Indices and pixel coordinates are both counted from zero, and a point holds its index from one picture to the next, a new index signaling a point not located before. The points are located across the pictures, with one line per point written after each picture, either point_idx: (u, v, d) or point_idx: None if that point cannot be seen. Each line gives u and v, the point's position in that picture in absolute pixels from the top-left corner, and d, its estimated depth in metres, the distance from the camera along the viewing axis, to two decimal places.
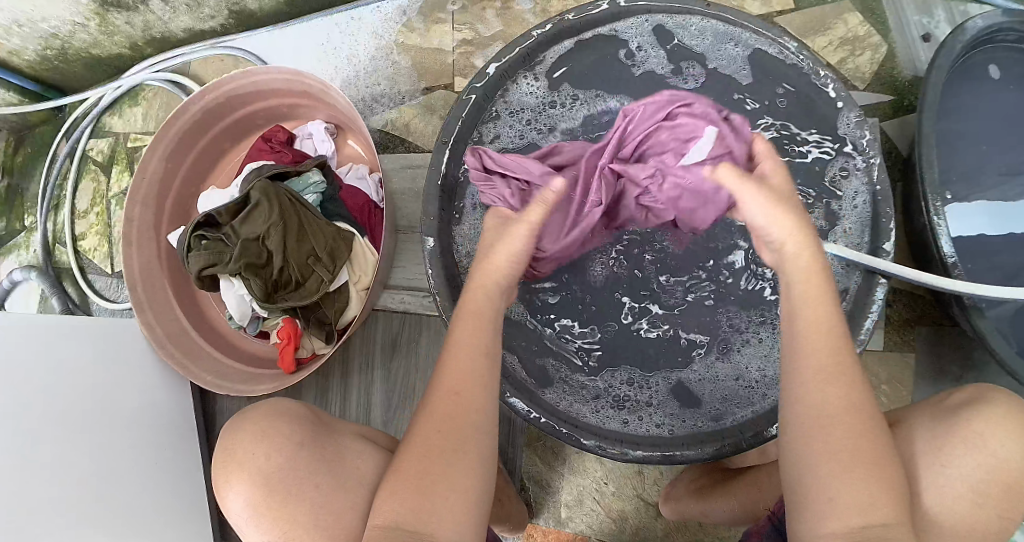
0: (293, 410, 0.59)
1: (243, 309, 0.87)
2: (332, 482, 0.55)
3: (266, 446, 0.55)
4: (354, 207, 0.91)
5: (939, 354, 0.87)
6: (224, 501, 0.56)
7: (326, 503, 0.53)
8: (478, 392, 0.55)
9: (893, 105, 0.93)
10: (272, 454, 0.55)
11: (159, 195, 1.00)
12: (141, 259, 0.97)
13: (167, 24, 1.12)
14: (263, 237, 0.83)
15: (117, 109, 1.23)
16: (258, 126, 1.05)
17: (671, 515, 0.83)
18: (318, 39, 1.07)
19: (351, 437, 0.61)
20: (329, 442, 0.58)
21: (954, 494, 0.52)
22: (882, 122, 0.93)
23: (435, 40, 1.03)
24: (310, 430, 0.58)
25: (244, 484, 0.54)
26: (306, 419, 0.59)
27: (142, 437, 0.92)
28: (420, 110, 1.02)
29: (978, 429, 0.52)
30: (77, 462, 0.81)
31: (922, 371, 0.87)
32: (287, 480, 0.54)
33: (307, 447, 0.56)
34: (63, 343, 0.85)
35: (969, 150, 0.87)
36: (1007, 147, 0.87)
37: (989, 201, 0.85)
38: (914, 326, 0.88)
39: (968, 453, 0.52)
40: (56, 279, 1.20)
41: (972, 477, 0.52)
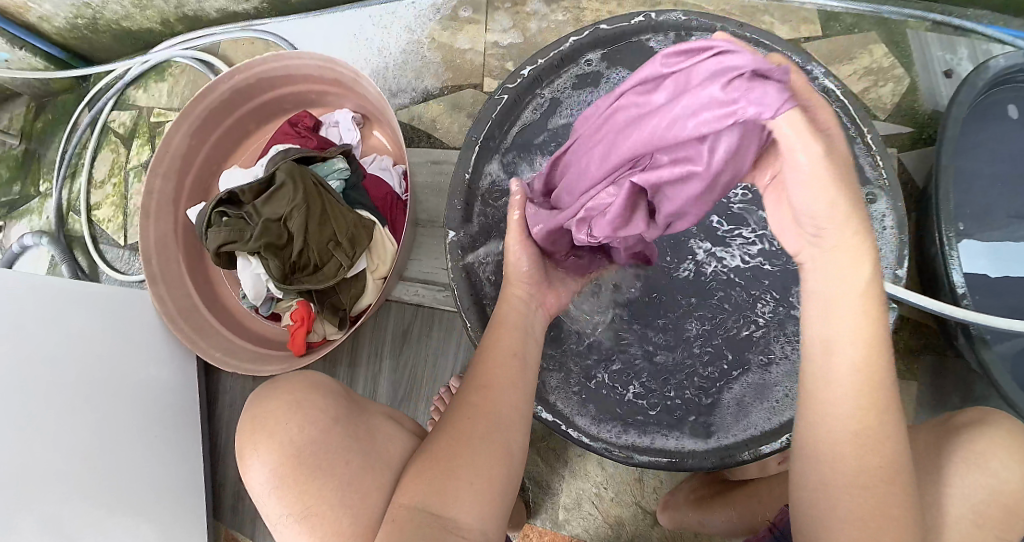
0: (325, 386, 0.60)
1: (258, 289, 0.88)
2: (362, 460, 0.55)
3: (299, 418, 0.55)
4: (377, 197, 0.92)
5: (942, 385, 0.88)
6: (245, 470, 0.56)
7: (355, 480, 0.54)
8: (504, 388, 0.57)
9: (912, 137, 0.95)
10: (304, 427, 0.55)
11: (180, 170, 1.00)
12: (158, 232, 0.97)
13: (200, 3, 1.13)
14: (285, 218, 0.83)
15: (142, 83, 1.24)
16: (285, 110, 1.05)
17: (668, 524, 0.83)
18: (350, 29, 1.08)
19: (380, 420, 0.61)
20: (359, 422, 0.59)
21: (957, 514, 0.52)
22: (900, 153, 0.94)
23: (466, 39, 1.04)
24: (342, 408, 0.58)
25: (273, 453, 0.54)
26: (339, 397, 0.60)
27: (144, 411, 0.92)
28: (447, 106, 1.03)
29: (979, 449, 0.53)
30: (77, 431, 0.81)
31: (924, 400, 0.88)
32: (316, 454, 0.54)
33: (339, 423, 0.56)
34: (78, 311, 0.86)
35: (983, 186, 0.89)
36: (1020, 186, 0.88)
37: (1001, 238, 0.87)
38: (919, 355, 0.89)
39: (973, 476, 0.53)
40: (68, 247, 1.20)
41: (974, 497, 0.52)
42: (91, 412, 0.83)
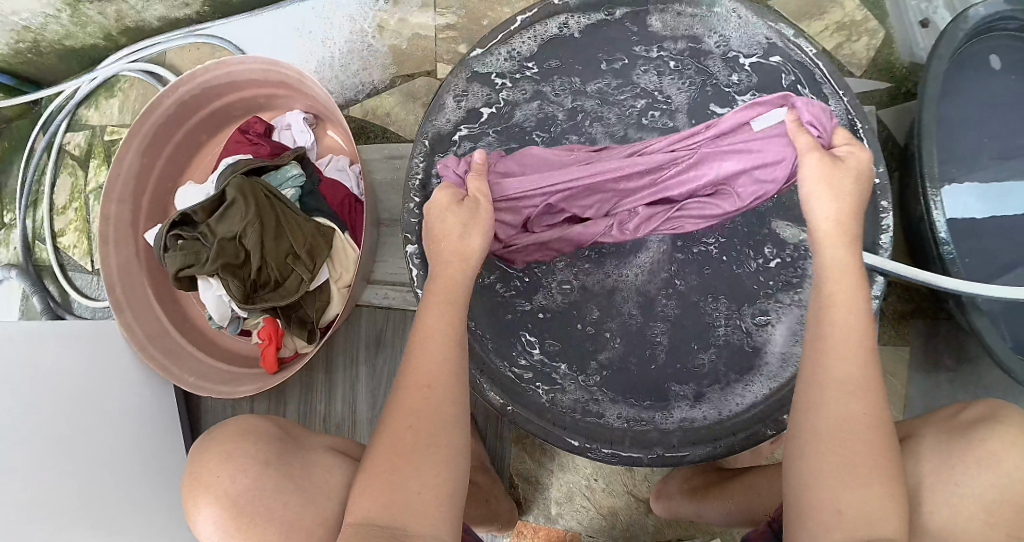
0: (259, 427, 0.58)
1: (223, 309, 0.85)
2: (300, 500, 0.54)
3: (230, 467, 0.54)
4: (334, 202, 0.89)
5: (932, 348, 0.86)
6: (191, 522, 0.54)
7: (299, 521, 0.53)
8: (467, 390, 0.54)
9: (889, 92, 0.90)
10: (238, 476, 0.53)
11: (135, 192, 0.97)
12: (119, 258, 0.94)
13: (141, 14, 1.08)
14: (240, 236, 0.80)
15: (93, 101, 1.20)
16: (235, 117, 1.01)
17: (663, 513, 0.82)
18: (297, 27, 1.03)
19: (320, 453, 0.60)
20: (295, 458, 0.57)
21: (968, 512, 0.50)
22: (878, 110, 0.90)
23: (418, 30, 0.99)
24: (276, 448, 0.57)
25: (213, 506, 0.53)
26: (273, 436, 0.58)
27: (123, 437, 0.90)
28: (402, 99, 0.99)
29: (993, 449, 0.50)
30: (54, 464, 0.79)
31: (915, 365, 0.86)
32: (254, 502, 0.53)
33: (273, 466, 0.55)
34: (42, 350, 0.83)
35: (966, 138, 0.84)
36: (1006, 135, 0.84)
37: (989, 191, 0.83)
38: (909, 319, 0.87)
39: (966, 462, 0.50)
40: (37, 278, 1.18)
41: (984, 497, 0.50)
42: (66, 453, 0.81)
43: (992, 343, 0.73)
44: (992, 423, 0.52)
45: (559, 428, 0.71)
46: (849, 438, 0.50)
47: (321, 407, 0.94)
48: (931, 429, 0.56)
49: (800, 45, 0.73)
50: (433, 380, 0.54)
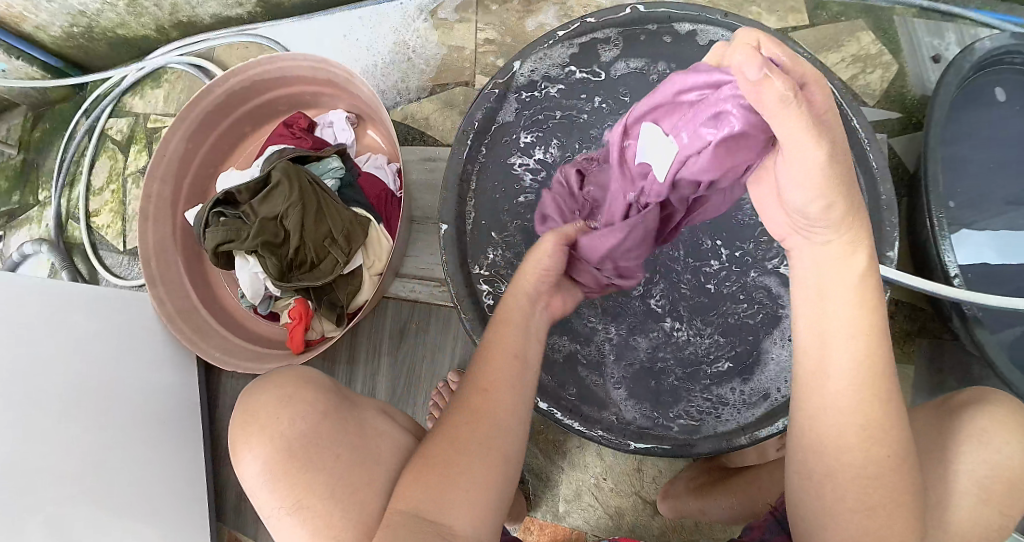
0: (321, 382, 0.60)
1: (256, 286, 0.88)
2: (351, 455, 0.55)
3: (291, 411, 0.55)
4: (371, 195, 0.93)
5: (938, 368, 0.89)
6: (238, 462, 0.56)
7: (345, 475, 0.54)
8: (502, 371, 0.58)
9: (901, 122, 0.96)
10: (296, 421, 0.55)
11: (177, 173, 1.01)
12: (157, 234, 0.98)
13: (194, 9, 1.14)
14: (281, 217, 0.84)
15: (138, 90, 1.25)
16: (280, 112, 1.07)
17: (669, 513, 0.83)
18: (343, 31, 1.09)
19: (374, 415, 0.61)
20: (351, 415, 0.59)
21: (961, 491, 0.52)
22: (890, 138, 0.95)
23: (459, 37, 1.05)
24: (334, 404, 0.58)
25: (269, 446, 0.54)
26: (334, 393, 0.60)
27: (143, 410, 0.92)
28: (440, 105, 1.04)
29: (980, 426, 0.53)
30: (74, 429, 0.81)
31: (921, 383, 0.89)
32: (307, 447, 0.54)
33: (329, 416, 0.56)
34: (75, 317, 0.86)
35: (975, 167, 0.90)
36: (1011, 165, 0.89)
37: (991, 217, 0.88)
38: (915, 339, 0.90)
39: (970, 445, 0.53)
40: (67, 254, 1.21)
41: (979, 473, 0.52)
42: (88, 421, 0.83)
43: (998, 361, 0.77)
44: (980, 406, 0.54)
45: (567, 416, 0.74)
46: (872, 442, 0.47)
47: None
48: (922, 412, 0.59)
49: (816, 71, 0.77)
50: (493, 384, 0.58)
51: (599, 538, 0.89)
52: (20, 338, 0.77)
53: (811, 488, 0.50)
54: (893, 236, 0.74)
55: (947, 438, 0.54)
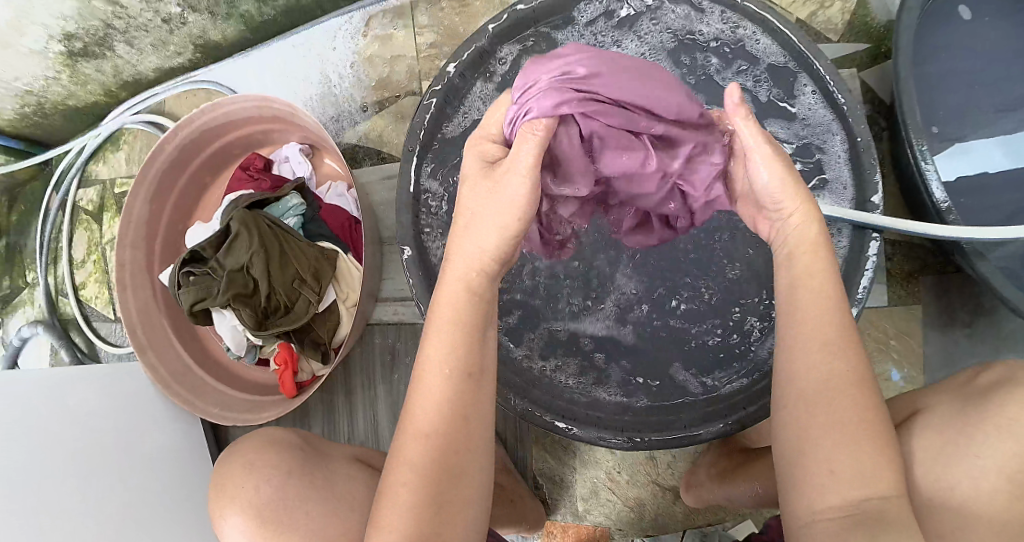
0: (283, 440, 0.65)
1: (238, 337, 0.87)
2: (323, 507, 0.58)
3: (254, 478, 0.60)
4: (336, 226, 0.91)
5: (947, 304, 0.87)
6: (222, 529, 0.60)
7: (321, 529, 0.57)
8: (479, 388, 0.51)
9: (870, 53, 0.92)
10: (260, 485, 0.59)
11: (147, 237, 1.00)
12: (138, 301, 0.97)
13: (136, 67, 1.13)
14: (247, 267, 0.83)
15: (100, 157, 1.24)
16: (235, 155, 1.05)
17: (696, 502, 0.82)
18: (283, 64, 1.06)
19: (343, 466, 0.65)
20: (321, 469, 0.63)
21: (988, 486, 0.49)
22: (861, 73, 0.92)
23: (401, 48, 1.02)
24: (298, 459, 0.63)
25: (240, 511, 0.58)
26: (295, 448, 0.65)
27: (166, 469, 0.93)
28: (392, 120, 1.02)
29: (1011, 416, 0.49)
30: (108, 503, 0.82)
31: (932, 323, 0.87)
32: (278, 507, 0.58)
33: (294, 476, 0.60)
34: (79, 394, 0.86)
35: (955, 93, 0.85)
36: (994, 86, 0.84)
37: (997, 137, 0.83)
38: (919, 276, 0.88)
39: (995, 435, 0.49)
40: (63, 331, 1.22)
41: (1006, 464, 0.48)
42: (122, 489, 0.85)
43: (1006, 293, 0.73)
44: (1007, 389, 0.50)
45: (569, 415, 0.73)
46: (866, 423, 0.47)
47: (343, 426, 0.96)
48: (945, 399, 0.56)
49: (767, 16, 0.74)
50: (460, 377, 0.50)
51: (623, 531, 0.89)
52: (33, 424, 0.78)
53: (807, 447, 0.48)
54: (875, 177, 0.72)
55: (972, 427, 0.51)
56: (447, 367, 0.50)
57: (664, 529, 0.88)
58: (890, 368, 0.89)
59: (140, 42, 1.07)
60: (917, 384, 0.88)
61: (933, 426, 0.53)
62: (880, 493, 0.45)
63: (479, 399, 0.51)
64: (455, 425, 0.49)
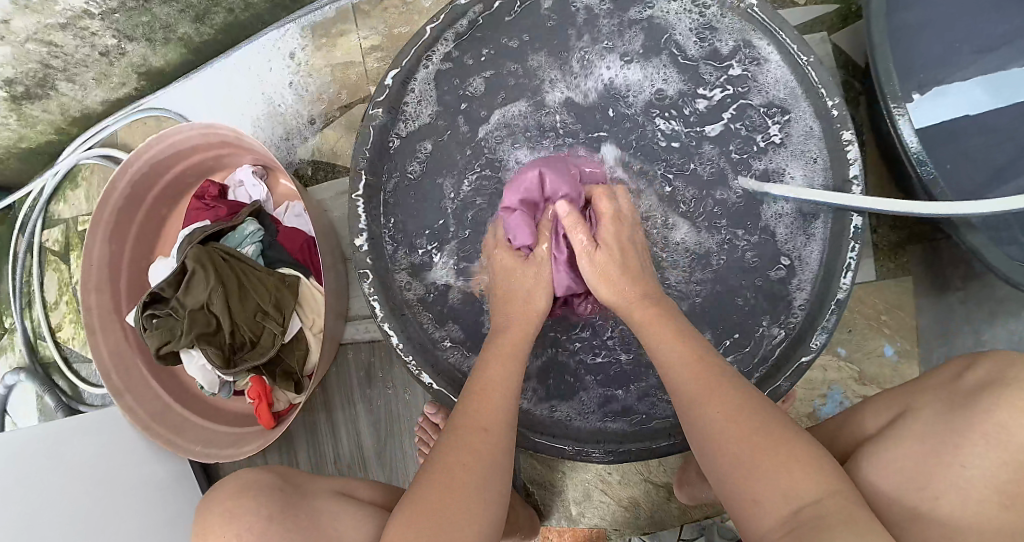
0: (263, 481, 0.62)
1: (209, 377, 0.86)
2: None
3: (236, 525, 0.57)
4: (295, 249, 0.89)
5: (936, 269, 0.84)
6: None
7: None
8: (501, 432, 0.56)
9: (840, 13, 0.87)
10: (242, 532, 0.57)
11: (111, 278, 0.98)
12: (109, 343, 0.96)
13: (83, 102, 1.09)
14: (208, 304, 0.81)
15: (60, 195, 1.22)
16: (190, 184, 1.02)
17: (688, 499, 0.80)
18: (228, 84, 1.03)
19: (324, 503, 0.63)
20: (301, 510, 0.61)
21: (977, 495, 0.48)
22: (832, 36, 0.87)
23: (346, 56, 0.99)
24: (281, 504, 0.60)
25: None
26: (275, 487, 0.62)
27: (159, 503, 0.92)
28: (344, 131, 0.99)
29: (998, 420, 0.49)
30: None
31: (922, 292, 0.85)
32: None
33: (277, 519, 0.58)
34: (68, 443, 0.86)
35: (933, 45, 0.81)
36: (968, 32, 0.80)
37: (974, 79, 0.79)
38: (906, 247, 0.85)
39: (983, 446, 0.49)
40: (46, 376, 1.21)
41: (995, 475, 0.48)
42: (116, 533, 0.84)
43: (992, 259, 0.69)
44: (998, 390, 0.50)
45: (540, 436, 0.74)
46: (766, 446, 0.49)
47: (329, 450, 0.95)
48: (934, 397, 0.55)
49: None
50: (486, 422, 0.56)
51: (619, 531, 0.88)
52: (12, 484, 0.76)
53: (734, 483, 0.49)
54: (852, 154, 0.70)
55: (957, 434, 0.50)
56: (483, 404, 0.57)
57: (661, 525, 0.87)
58: (882, 344, 0.86)
59: (82, 77, 1.03)
60: (911, 358, 0.85)
61: (918, 433, 0.53)
62: (806, 498, 0.45)
63: (498, 443, 0.55)
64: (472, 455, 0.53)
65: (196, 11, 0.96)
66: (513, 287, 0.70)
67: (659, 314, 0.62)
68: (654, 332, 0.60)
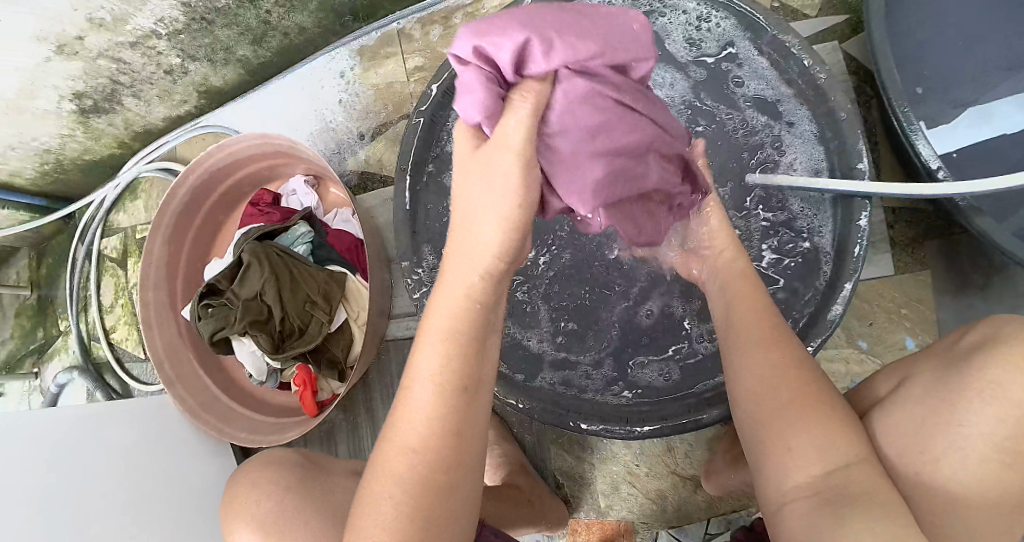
0: (282, 460, 0.69)
1: (258, 364, 0.91)
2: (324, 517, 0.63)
3: (259, 493, 0.65)
4: (343, 249, 0.95)
5: (957, 268, 0.87)
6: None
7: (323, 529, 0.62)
8: (457, 393, 0.50)
9: (850, 23, 0.93)
10: (262, 500, 0.65)
11: (168, 277, 1.06)
12: (164, 337, 1.02)
13: (147, 117, 1.18)
14: (261, 294, 0.88)
15: (120, 206, 1.31)
16: (245, 192, 1.11)
17: (715, 490, 0.83)
18: (285, 102, 1.11)
19: (339, 477, 0.70)
20: (318, 483, 0.67)
21: (979, 455, 0.50)
22: (842, 45, 0.93)
23: (391, 73, 1.07)
24: (296, 476, 0.67)
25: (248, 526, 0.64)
26: (295, 465, 0.69)
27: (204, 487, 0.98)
28: (388, 143, 1.07)
29: (993, 378, 0.50)
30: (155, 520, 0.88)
31: (943, 290, 0.88)
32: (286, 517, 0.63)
33: (292, 490, 0.65)
34: (110, 435, 0.91)
35: (942, 53, 0.86)
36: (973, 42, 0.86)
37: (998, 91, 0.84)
38: (923, 241, 0.89)
39: (983, 402, 0.50)
40: (98, 375, 1.28)
41: (995, 434, 0.50)
42: (166, 508, 0.90)
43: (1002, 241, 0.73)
44: (988, 348, 0.52)
45: (571, 415, 0.78)
46: (802, 393, 0.57)
47: (367, 442, 0.99)
48: (930, 359, 0.57)
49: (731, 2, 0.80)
50: (441, 381, 0.50)
51: (647, 524, 0.89)
52: (77, 456, 0.84)
53: (764, 426, 0.58)
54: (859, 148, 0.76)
55: (952, 393, 0.52)
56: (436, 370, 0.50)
57: (688, 519, 0.88)
58: (902, 336, 0.89)
59: (147, 94, 1.12)
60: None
61: (915, 398, 0.55)
62: (838, 463, 0.53)
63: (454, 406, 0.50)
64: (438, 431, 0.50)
65: (254, 35, 1.04)
66: (472, 215, 0.51)
67: (741, 274, 0.71)
68: (733, 289, 0.69)
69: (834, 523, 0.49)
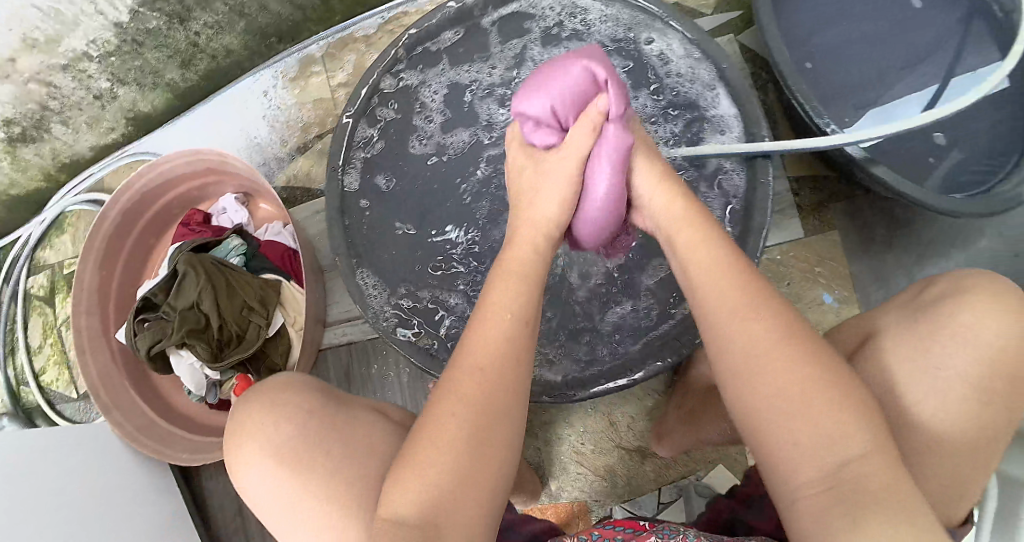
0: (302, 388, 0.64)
1: (197, 378, 0.90)
2: (345, 449, 0.58)
3: (278, 416, 0.60)
4: (275, 257, 0.96)
5: (862, 228, 0.94)
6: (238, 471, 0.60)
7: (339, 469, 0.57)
8: (509, 371, 0.51)
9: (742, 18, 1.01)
10: (282, 424, 0.59)
11: (101, 302, 1.03)
12: (98, 364, 0.99)
13: (74, 147, 1.16)
14: (198, 304, 0.87)
15: (47, 242, 1.27)
16: (176, 214, 1.10)
17: (671, 452, 0.86)
18: (211, 121, 1.12)
19: (364, 410, 0.63)
20: (342, 410, 0.62)
21: (956, 391, 0.52)
22: (738, 37, 1.01)
23: (316, 90, 1.10)
24: (318, 399, 0.62)
25: (259, 457, 0.59)
26: (315, 392, 0.64)
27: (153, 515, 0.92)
28: (317, 157, 1.10)
29: (966, 321, 0.53)
30: None
31: (852, 249, 0.95)
32: (307, 450, 0.58)
33: (316, 416, 0.60)
34: (63, 464, 0.86)
35: None
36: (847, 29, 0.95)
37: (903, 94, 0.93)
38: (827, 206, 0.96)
39: (952, 344, 0.53)
40: (29, 420, 1.22)
41: (968, 371, 0.52)
42: None
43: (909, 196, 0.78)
44: (955, 297, 0.54)
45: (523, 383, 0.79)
46: (794, 356, 0.47)
47: None
48: (895, 312, 0.59)
49: None
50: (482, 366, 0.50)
51: (600, 502, 0.91)
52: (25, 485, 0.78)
53: (752, 395, 0.48)
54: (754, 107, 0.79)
55: (929, 337, 0.54)
56: (482, 351, 0.51)
57: (640, 491, 0.90)
58: (821, 292, 0.95)
59: (75, 121, 1.10)
60: (851, 303, 0.95)
61: (898, 340, 0.56)
62: (852, 454, 0.45)
63: (501, 380, 0.50)
64: (479, 416, 0.48)
65: (182, 57, 1.05)
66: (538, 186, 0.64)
67: (695, 217, 0.58)
68: (681, 232, 0.58)
69: (849, 525, 0.43)
